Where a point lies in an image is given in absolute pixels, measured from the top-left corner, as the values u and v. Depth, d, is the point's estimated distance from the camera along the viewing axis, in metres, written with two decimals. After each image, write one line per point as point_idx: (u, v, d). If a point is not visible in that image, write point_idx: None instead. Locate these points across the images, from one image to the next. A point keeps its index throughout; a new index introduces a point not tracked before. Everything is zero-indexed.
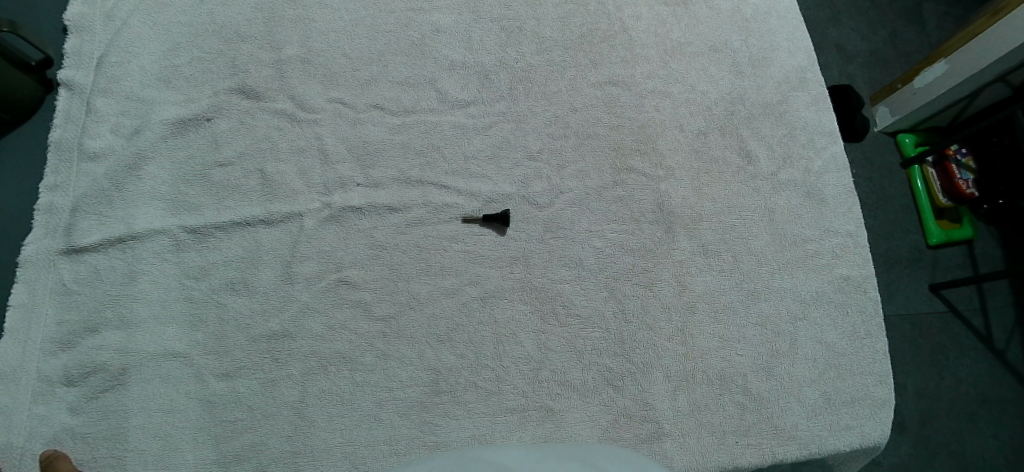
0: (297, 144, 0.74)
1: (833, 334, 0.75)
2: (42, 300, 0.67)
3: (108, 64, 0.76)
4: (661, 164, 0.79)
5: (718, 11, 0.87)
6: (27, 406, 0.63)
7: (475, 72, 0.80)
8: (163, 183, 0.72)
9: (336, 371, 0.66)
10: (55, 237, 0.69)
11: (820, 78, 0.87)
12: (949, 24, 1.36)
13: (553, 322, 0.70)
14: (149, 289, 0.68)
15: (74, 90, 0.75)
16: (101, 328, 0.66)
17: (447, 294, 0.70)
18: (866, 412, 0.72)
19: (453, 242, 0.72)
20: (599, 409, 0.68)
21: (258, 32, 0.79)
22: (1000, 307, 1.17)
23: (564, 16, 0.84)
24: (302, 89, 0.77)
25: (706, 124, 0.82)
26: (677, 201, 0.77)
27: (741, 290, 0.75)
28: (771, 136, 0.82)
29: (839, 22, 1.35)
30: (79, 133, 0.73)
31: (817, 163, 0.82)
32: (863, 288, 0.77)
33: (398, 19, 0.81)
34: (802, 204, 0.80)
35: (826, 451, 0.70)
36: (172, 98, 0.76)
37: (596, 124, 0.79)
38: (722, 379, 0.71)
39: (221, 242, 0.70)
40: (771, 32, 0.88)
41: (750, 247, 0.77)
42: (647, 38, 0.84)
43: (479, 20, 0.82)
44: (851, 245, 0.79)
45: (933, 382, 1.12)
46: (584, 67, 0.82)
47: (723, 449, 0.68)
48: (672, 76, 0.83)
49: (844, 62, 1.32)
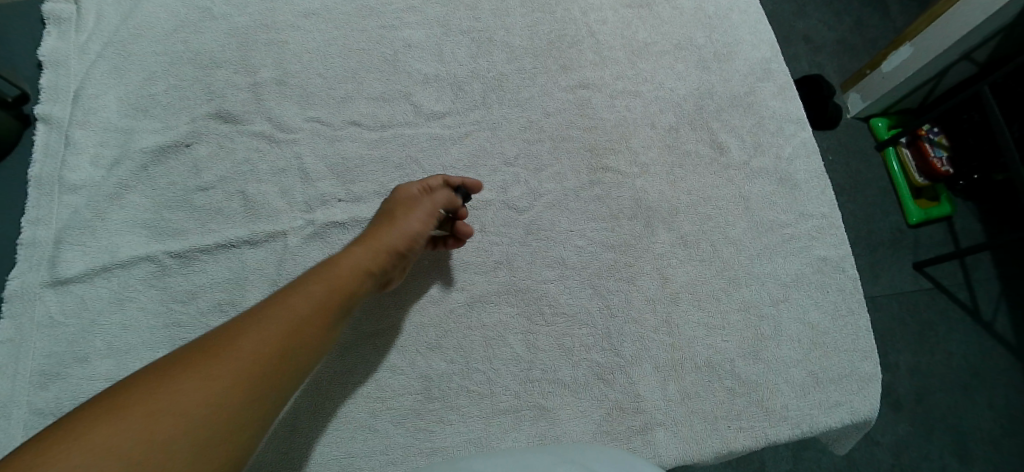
0: (277, 165, 0.76)
1: (815, 314, 0.76)
2: (30, 334, 0.67)
3: (84, 96, 0.77)
4: (635, 161, 0.81)
5: (681, 11, 0.90)
6: (19, 441, 0.63)
7: (448, 84, 0.81)
8: (145, 210, 0.73)
9: (328, 386, 0.66)
10: (39, 271, 0.69)
11: (784, 68, 0.89)
12: (912, 8, 1.40)
13: (541, 322, 0.71)
14: (137, 315, 0.69)
15: (52, 123, 0.76)
16: (91, 358, 0.66)
17: (434, 302, 0.71)
18: (854, 387, 0.74)
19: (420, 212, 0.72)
20: (592, 404, 0.69)
21: (232, 57, 0.80)
22: (982, 280, 1.20)
23: (531, 24, 0.86)
24: (280, 110, 0.78)
25: (676, 119, 0.84)
26: (654, 196, 0.79)
27: (722, 277, 0.76)
28: (740, 126, 0.85)
29: (804, 15, 1.39)
30: (59, 166, 0.74)
31: (786, 150, 0.84)
32: (841, 266, 0.79)
33: (370, 37, 0.83)
34: (775, 190, 0.82)
35: (816, 428, 0.71)
36: (150, 127, 0.77)
37: (570, 127, 0.81)
38: (710, 366, 0.72)
39: (206, 265, 0.71)
40: (733, 27, 0.90)
41: (727, 235, 0.78)
42: (614, 40, 0.87)
43: (449, 34, 0.84)
44: (826, 227, 0.81)
45: (923, 358, 1.14)
46: (554, 72, 0.84)
47: (715, 435, 0.69)
48: (640, 76, 0.85)
49: (811, 52, 1.36)
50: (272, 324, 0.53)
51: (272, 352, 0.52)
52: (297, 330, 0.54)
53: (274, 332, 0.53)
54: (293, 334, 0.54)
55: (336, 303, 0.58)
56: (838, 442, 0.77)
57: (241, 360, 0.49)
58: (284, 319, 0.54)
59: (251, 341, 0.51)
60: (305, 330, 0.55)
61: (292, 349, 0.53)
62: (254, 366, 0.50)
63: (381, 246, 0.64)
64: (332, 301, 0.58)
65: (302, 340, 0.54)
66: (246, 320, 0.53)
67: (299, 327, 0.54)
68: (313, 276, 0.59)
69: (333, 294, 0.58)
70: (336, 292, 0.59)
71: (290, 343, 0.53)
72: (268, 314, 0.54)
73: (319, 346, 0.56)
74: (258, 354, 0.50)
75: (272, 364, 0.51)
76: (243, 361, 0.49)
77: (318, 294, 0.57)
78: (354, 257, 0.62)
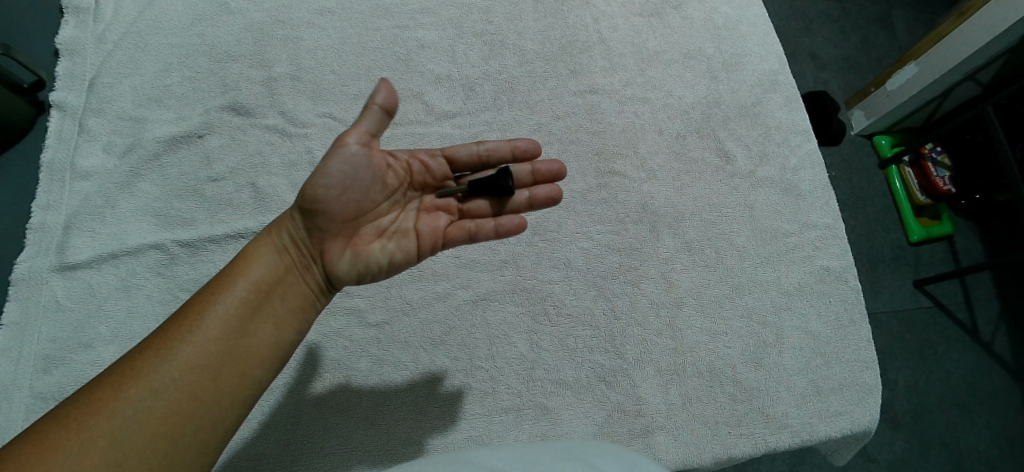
0: (288, 158, 0.76)
1: (818, 324, 0.77)
2: (36, 318, 0.67)
3: (100, 84, 0.78)
4: (643, 166, 0.81)
5: (690, 21, 0.91)
6: (20, 424, 0.63)
7: (459, 85, 0.83)
8: (155, 198, 0.73)
9: (332, 378, 0.66)
10: (48, 255, 0.70)
11: (791, 80, 0.90)
12: (917, 28, 1.42)
13: (544, 322, 0.72)
14: (143, 302, 0.69)
15: (66, 110, 0.77)
16: (95, 343, 0.67)
17: (439, 299, 0.71)
18: (854, 397, 0.74)
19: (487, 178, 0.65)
20: (593, 405, 0.69)
21: (248, 51, 0.81)
22: (983, 298, 1.20)
23: (544, 29, 0.87)
24: (292, 105, 0.79)
25: (683, 126, 0.85)
26: (661, 201, 0.80)
27: (726, 284, 0.77)
28: (747, 136, 0.85)
29: (811, 31, 1.40)
30: (71, 153, 0.75)
31: (792, 161, 0.85)
32: (843, 277, 0.79)
33: (385, 36, 0.84)
34: (780, 200, 0.82)
35: (816, 437, 0.72)
36: (164, 117, 0.78)
37: (579, 130, 0.82)
38: (711, 371, 0.72)
39: (215, 255, 0.71)
40: (742, 39, 0.92)
41: (732, 243, 0.79)
42: (624, 47, 0.88)
43: (462, 36, 0.85)
44: (829, 238, 0.81)
45: (923, 374, 1.14)
46: (565, 77, 0.85)
47: (715, 440, 0.69)
48: (649, 83, 0.86)
49: (817, 68, 1.38)
50: (177, 345, 0.47)
51: (181, 374, 0.46)
52: (207, 346, 0.47)
53: (179, 354, 0.46)
54: (199, 354, 0.47)
55: (249, 306, 0.51)
56: (836, 452, 0.77)
57: (143, 393, 0.44)
58: (187, 339, 0.47)
59: (153, 368, 0.45)
60: (213, 346, 0.48)
61: (202, 368, 0.46)
62: (157, 398, 0.44)
63: (288, 219, 0.55)
64: (242, 302, 0.50)
65: (217, 357, 0.47)
66: (150, 342, 0.47)
67: (205, 343, 0.47)
68: (222, 276, 0.52)
69: (245, 294, 0.51)
70: (247, 292, 0.51)
71: (199, 359, 0.47)
72: (171, 334, 0.48)
73: (248, 343, 0.49)
74: (161, 385, 0.45)
75: (183, 391, 0.45)
76: (143, 395, 0.44)
77: (224, 300, 0.50)
78: (263, 241, 0.54)
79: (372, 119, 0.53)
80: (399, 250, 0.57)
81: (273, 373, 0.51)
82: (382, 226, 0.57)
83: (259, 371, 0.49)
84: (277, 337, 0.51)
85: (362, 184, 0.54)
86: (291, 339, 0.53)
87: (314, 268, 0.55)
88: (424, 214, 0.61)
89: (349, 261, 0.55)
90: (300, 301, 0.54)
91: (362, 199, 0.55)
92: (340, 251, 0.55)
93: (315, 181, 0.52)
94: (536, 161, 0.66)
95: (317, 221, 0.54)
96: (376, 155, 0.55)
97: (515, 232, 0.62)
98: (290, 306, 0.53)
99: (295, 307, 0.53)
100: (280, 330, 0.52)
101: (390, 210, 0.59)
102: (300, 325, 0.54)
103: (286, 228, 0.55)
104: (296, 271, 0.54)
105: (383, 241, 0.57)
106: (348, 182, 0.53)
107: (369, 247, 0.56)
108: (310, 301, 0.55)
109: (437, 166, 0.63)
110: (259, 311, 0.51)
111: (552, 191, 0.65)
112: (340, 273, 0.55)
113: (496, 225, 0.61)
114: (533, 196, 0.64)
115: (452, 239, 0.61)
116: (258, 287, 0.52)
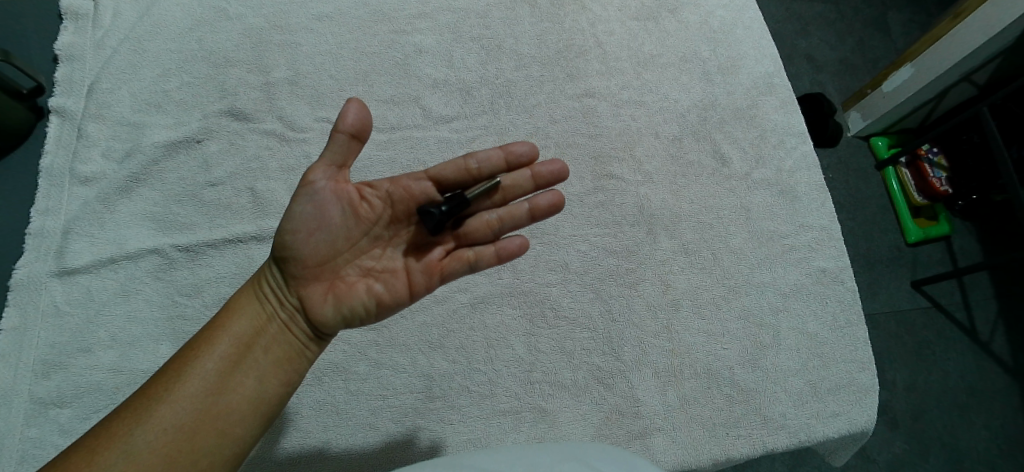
0: (286, 163, 0.77)
1: (814, 325, 0.77)
2: (35, 323, 0.67)
3: (99, 90, 0.78)
4: (639, 169, 0.82)
5: (686, 24, 0.92)
6: (19, 429, 0.63)
7: (456, 89, 0.83)
8: (154, 204, 0.74)
9: (331, 382, 0.67)
10: (47, 260, 0.70)
11: (787, 83, 0.91)
12: (913, 31, 1.43)
13: (542, 324, 0.72)
14: (143, 307, 0.69)
15: (65, 116, 0.77)
16: (95, 348, 0.67)
17: (437, 302, 0.71)
18: (852, 398, 0.74)
19: (490, 187, 0.60)
20: (591, 407, 0.69)
21: (246, 57, 0.82)
22: (981, 300, 1.21)
23: (540, 33, 0.88)
24: (291, 109, 0.80)
25: (680, 129, 0.85)
26: (657, 204, 0.80)
27: (723, 285, 0.77)
28: (742, 138, 0.86)
29: (807, 33, 1.41)
30: (70, 158, 0.75)
31: (788, 163, 0.85)
32: (840, 278, 0.80)
33: (382, 40, 0.84)
34: (777, 201, 0.83)
35: (814, 438, 0.72)
36: (163, 122, 0.78)
37: (576, 134, 0.83)
38: (709, 373, 0.73)
39: (213, 259, 0.72)
40: (738, 42, 0.92)
41: (728, 245, 0.79)
42: (620, 51, 0.89)
43: (460, 40, 0.86)
44: (825, 239, 0.82)
45: (922, 375, 1.14)
46: (562, 81, 0.86)
47: (713, 441, 0.70)
48: (646, 87, 0.87)
49: (814, 70, 1.38)
50: (154, 404, 0.47)
51: (157, 436, 0.46)
52: (183, 403, 0.47)
53: (156, 414, 0.46)
54: (176, 414, 0.47)
55: (229, 361, 0.51)
56: (834, 453, 0.77)
57: (118, 456, 0.44)
58: (165, 398, 0.47)
59: (130, 431, 0.45)
60: (192, 403, 0.48)
61: (179, 429, 0.46)
62: (132, 461, 0.44)
63: (269, 271, 0.56)
64: (222, 357, 0.51)
65: (194, 415, 0.47)
66: (129, 402, 0.48)
67: (183, 402, 0.47)
68: (205, 330, 0.53)
69: (226, 348, 0.51)
70: (227, 346, 0.51)
71: (174, 419, 0.47)
72: (148, 394, 0.48)
73: (223, 399, 0.49)
74: (136, 448, 0.45)
75: (159, 452, 0.45)
76: (118, 458, 0.44)
77: (204, 356, 0.50)
78: (245, 293, 0.55)
79: (335, 149, 0.51)
80: (384, 290, 0.56)
81: (257, 427, 0.50)
82: (376, 269, 0.56)
83: (240, 428, 0.49)
84: (259, 390, 0.51)
85: (332, 225, 0.54)
86: (276, 392, 0.52)
87: (297, 316, 0.55)
88: (415, 250, 0.58)
89: (332, 305, 0.54)
90: (286, 350, 0.54)
91: (335, 238, 0.54)
92: (322, 298, 0.54)
93: (284, 228, 0.53)
94: (536, 164, 0.64)
95: (293, 268, 0.54)
96: (347, 189, 0.54)
97: (517, 253, 0.61)
98: (273, 357, 0.53)
99: (282, 356, 0.53)
100: (263, 383, 0.51)
101: (373, 248, 0.57)
102: (286, 375, 0.53)
103: (266, 279, 0.55)
104: (277, 322, 0.54)
105: (368, 281, 0.56)
106: (315, 224, 0.53)
107: (353, 290, 0.55)
108: (294, 351, 0.54)
109: (421, 189, 0.58)
110: (242, 364, 0.51)
111: (555, 196, 0.63)
112: (322, 320, 0.54)
113: (498, 250, 0.60)
114: (535, 206, 0.62)
115: (442, 262, 0.58)
116: (238, 341, 0.52)
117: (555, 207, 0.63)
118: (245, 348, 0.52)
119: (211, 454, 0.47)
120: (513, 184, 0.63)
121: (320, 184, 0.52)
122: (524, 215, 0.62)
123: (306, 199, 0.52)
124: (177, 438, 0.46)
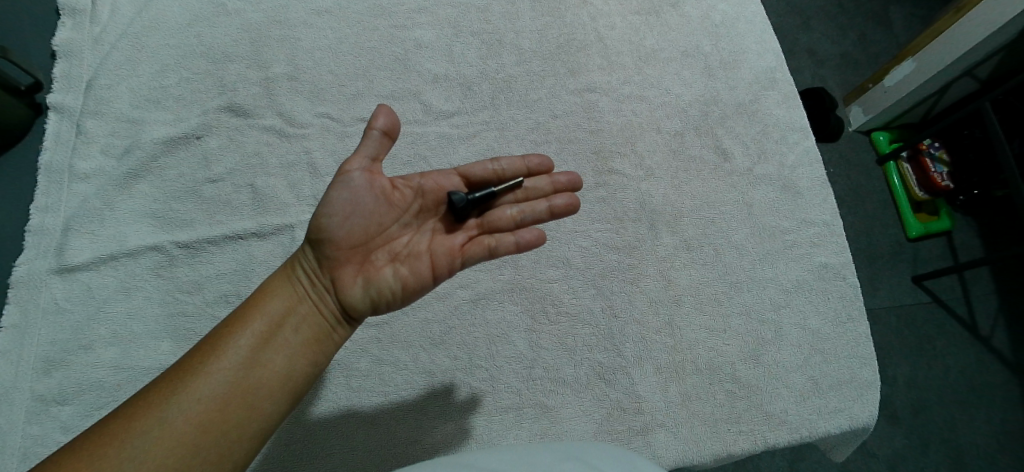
0: (286, 159, 0.76)
1: (816, 320, 0.77)
2: (35, 320, 0.67)
3: (97, 86, 0.78)
4: (641, 164, 0.81)
5: (688, 19, 0.91)
6: (20, 427, 0.63)
7: (457, 84, 0.83)
8: (154, 201, 0.73)
9: (332, 379, 0.66)
10: (47, 257, 0.70)
11: (789, 77, 0.90)
12: (916, 24, 1.42)
13: (544, 321, 0.72)
14: (144, 304, 0.69)
15: (63, 113, 0.77)
16: (96, 345, 0.67)
17: (439, 298, 0.71)
18: (853, 394, 0.74)
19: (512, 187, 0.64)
20: (593, 403, 0.69)
21: (245, 52, 0.81)
22: (982, 294, 1.20)
23: (541, 28, 0.87)
24: (291, 105, 0.79)
25: (681, 125, 0.85)
26: (659, 199, 0.80)
27: (724, 281, 0.77)
28: (744, 133, 0.86)
29: (809, 28, 1.40)
30: (69, 155, 0.75)
31: (790, 158, 0.85)
32: (842, 274, 0.80)
33: (381, 35, 0.84)
34: (779, 196, 0.82)
35: (815, 434, 0.72)
36: (161, 118, 0.77)
37: (577, 129, 0.82)
38: (710, 368, 0.73)
39: (213, 256, 0.71)
40: (741, 36, 0.92)
41: (730, 241, 0.79)
42: (621, 45, 0.88)
43: (460, 35, 0.85)
44: (827, 235, 0.81)
45: (923, 369, 1.14)
46: (563, 75, 0.85)
47: (715, 437, 0.70)
48: (647, 81, 0.87)
49: (815, 64, 1.38)
50: (189, 376, 0.47)
51: (191, 407, 0.45)
52: (217, 376, 0.47)
53: (191, 384, 0.46)
54: (210, 386, 0.47)
55: (261, 337, 0.50)
56: (835, 448, 0.77)
57: (153, 424, 0.44)
58: (199, 370, 0.47)
59: (165, 401, 0.45)
60: (225, 377, 0.47)
61: (212, 401, 0.46)
62: (166, 430, 0.44)
63: (302, 254, 0.56)
64: (255, 333, 0.50)
65: (226, 388, 0.47)
66: (166, 374, 0.48)
67: (217, 375, 0.47)
68: (241, 307, 0.53)
69: (259, 325, 0.51)
70: (260, 324, 0.51)
71: (208, 390, 0.46)
72: (184, 366, 0.48)
73: (256, 373, 0.48)
74: (171, 417, 0.45)
75: (192, 422, 0.45)
76: (153, 426, 0.44)
77: (239, 332, 0.50)
78: (280, 273, 0.55)
79: (371, 143, 0.54)
80: (411, 275, 0.56)
81: (285, 405, 0.50)
82: (404, 254, 0.57)
83: (269, 404, 0.48)
84: (290, 368, 0.50)
85: (365, 210, 0.55)
86: (305, 371, 0.52)
87: (327, 297, 0.54)
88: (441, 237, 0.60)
89: (361, 287, 0.55)
90: (315, 330, 0.53)
91: (367, 222, 0.55)
92: (352, 280, 0.55)
93: (320, 212, 0.54)
94: (553, 174, 0.68)
95: (326, 250, 0.54)
96: (380, 179, 0.56)
97: (535, 244, 0.61)
98: (304, 336, 0.52)
99: (312, 336, 0.53)
100: (293, 361, 0.51)
101: (402, 235, 0.58)
102: (315, 355, 0.53)
103: (299, 261, 0.55)
104: (308, 302, 0.54)
105: (395, 265, 0.56)
106: (349, 208, 0.54)
107: (381, 273, 0.56)
108: (323, 332, 0.54)
109: (450, 185, 0.62)
110: (272, 341, 0.51)
111: (569, 198, 0.65)
112: (351, 302, 0.54)
113: (517, 238, 0.60)
114: (553, 204, 0.64)
115: (466, 248, 0.59)
116: (271, 319, 0.52)
117: (571, 207, 0.65)
118: (278, 326, 0.52)
119: (241, 427, 0.47)
120: (532, 188, 0.66)
121: (356, 171, 0.54)
122: (543, 211, 0.64)
123: (342, 185, 0.53)
124: (211, 409, 0.46)
